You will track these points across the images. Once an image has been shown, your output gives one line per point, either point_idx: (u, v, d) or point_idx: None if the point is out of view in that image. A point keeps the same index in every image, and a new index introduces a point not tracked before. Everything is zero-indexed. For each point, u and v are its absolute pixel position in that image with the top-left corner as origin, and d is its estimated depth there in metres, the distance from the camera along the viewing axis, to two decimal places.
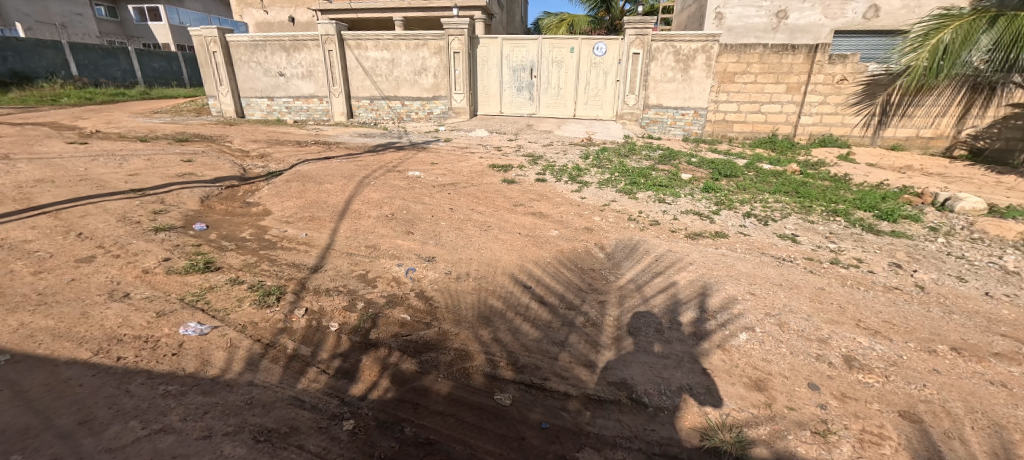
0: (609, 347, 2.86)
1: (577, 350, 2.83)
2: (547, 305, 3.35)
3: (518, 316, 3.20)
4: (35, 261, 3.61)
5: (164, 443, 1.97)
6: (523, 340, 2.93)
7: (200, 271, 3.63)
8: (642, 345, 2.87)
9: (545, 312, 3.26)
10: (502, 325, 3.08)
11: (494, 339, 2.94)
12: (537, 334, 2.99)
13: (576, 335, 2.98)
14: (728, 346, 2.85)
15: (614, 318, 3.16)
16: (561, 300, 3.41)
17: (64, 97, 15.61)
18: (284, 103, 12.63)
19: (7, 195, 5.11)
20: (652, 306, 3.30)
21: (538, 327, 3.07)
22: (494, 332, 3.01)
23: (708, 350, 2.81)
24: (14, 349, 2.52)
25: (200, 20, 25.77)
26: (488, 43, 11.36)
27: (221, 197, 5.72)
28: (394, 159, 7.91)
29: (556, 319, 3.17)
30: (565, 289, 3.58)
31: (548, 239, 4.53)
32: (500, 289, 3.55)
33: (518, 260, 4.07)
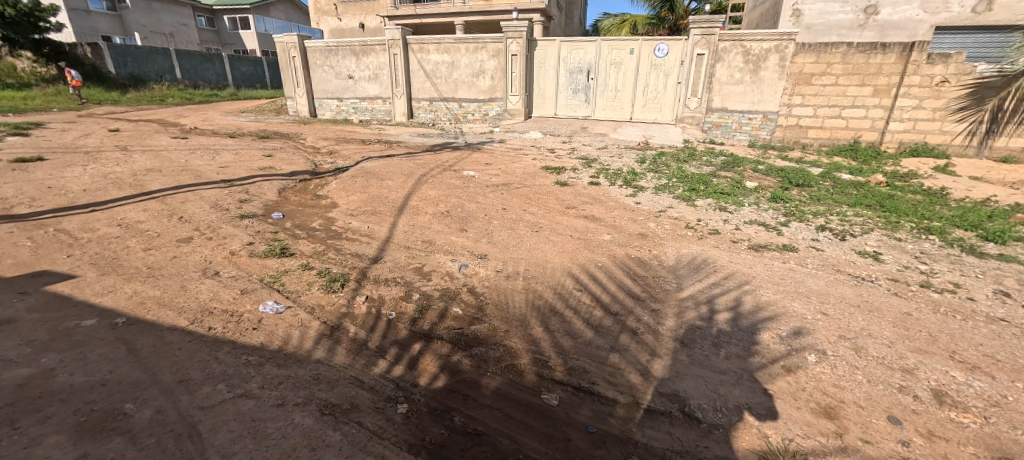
0: (662, 357, 2.78)
1: (627, 357, 2.78)
2: (597, 308, 3.33)
3: (568, 317, 3.21)
4: (144, 239, 4.12)
5: (246, 407, 2.19)
6: (573, 342, 2.93)
7: (277, 256, 3.97)
8: (697, 357, 2.77)
9: (596, 315, 3.25)
10: (552, 325, 3.11)
11: (544, 338, 2.96)
12: (586, 337, 2.98)
13: (627, 341, 2.93)
14: (793, 367, 2.69)
15: (668, 328, 3.08)
16: (611, 305, 3.38)
17: (170, 97, 17.62)
18: (352, 104, 13.41)
19: (124, 181, 5.86)
20: (709, 320, 3.17)
21: (588, 330, 3.06)
22: (544, 332, 3.04)
23: (770, 371, 2.65)
24: (128, 313, 2.91)
25: (281, 28, 28.21)
26: (546, 45, 11.41)
27: (294, 189, 6.20)
28: (450, 159, 8.16)
29: (607, 323, 3.14)
30: (616, 293, 3.54)
31: (601, 243, 4.48)
32: (551, 290, 3.56)
33: (570, 262, 4.06)
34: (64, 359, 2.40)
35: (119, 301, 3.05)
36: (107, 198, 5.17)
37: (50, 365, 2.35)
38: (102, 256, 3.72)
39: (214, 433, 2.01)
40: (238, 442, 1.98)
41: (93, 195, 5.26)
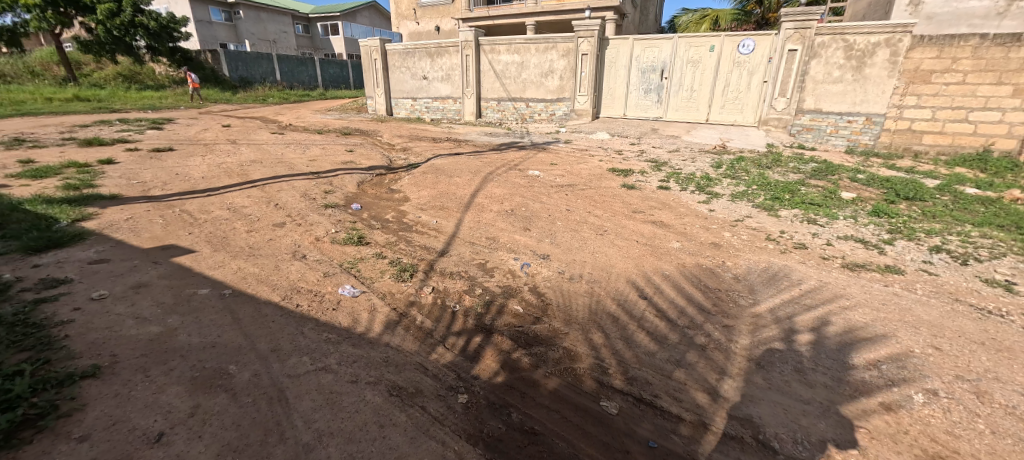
0: (734, 377, 2.62)
1: (694, 373, 2.65)
2: (663, 319, 3.20)
3: (631, 325, 3.13)
4: (247, 222, 4.62)
5: (325, 380, 2.38)
6: (636, 352, 2.84)
7: (354, 244, 4.27)
8: (775, 382, 2.57)
9: (660, 325, 3.13)
10: (614, 332, 3.03)
11: (605, 344, 2.91)
12: (650, 348, 2.88)
13: (695, 357, 2.79)
14: (892, 405, 2.40)
15: (742, 347, 2.89)
16: (678, 316, 3.23)
17: (271, 97, 19.55)
18: (425, 103, 14.00)
19: (233, 170, 6.62)
20: (789, 342, 2.92)
21: (652, 341, 2.95)
22: (604, 338, 2.98)
23: (864, 406, 2.39)
24: (233, 286, 3.29)
25: (365, 32, 30.23)
26: (618, 43, 11.15)
27: (371, 182, 6.61)
28: (516, 158, 8.26)
29: (672, 335, 3.02)
30: (684, 305, 3.38)
31: (669, 251, 4.30)
32: (615, 296, 3.49)
33: (635, 268, 3.95)
34: (184, 322, 2.77)
35: (225, 274, 3.45)
36: (220, 184, 5.88)
37: (173, 325, 2.73)
38: (214, 235, 4.24)
39: (298, 400, 2.22)
40: (318, 412, 2.16)
41: (208, 181, 5.99)
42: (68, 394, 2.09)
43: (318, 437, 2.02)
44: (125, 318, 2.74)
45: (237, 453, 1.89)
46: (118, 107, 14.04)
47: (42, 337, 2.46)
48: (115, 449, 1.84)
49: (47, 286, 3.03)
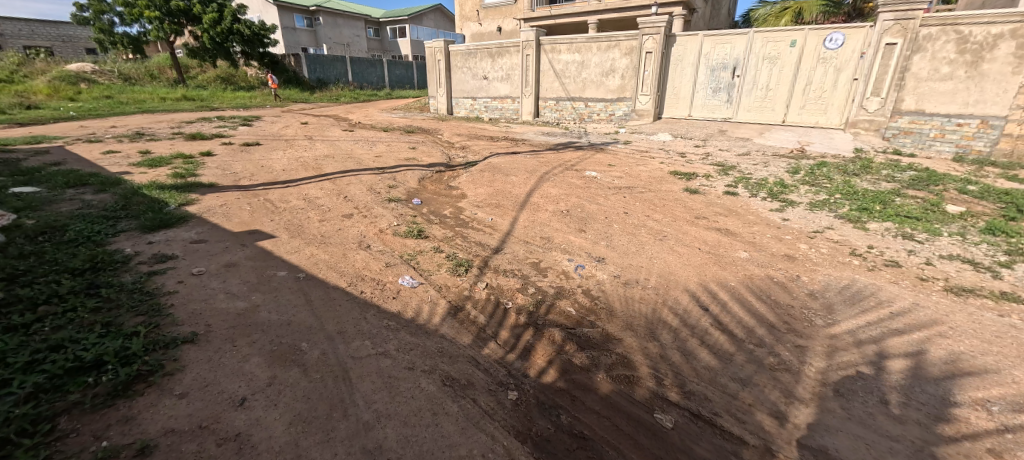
0: (805, 402, 2.43)
1: (759, 394, 2.49)
2: (726, 333, 3.03)
3: (691, 337, 2.99)
4: (320, 212, 4.97)
5: (384, 364, 2.52)
6: (695, 365, 2.72)
7: (414, 237, 4.45)
8: (855, 412, 2.35)
9: (722, 339, 2.97)
10: (672, 343, 2.92)
11: (662, 355, 2.81)
12: (711, 363, 2.74)
13: (761, 376, 2.62)
14: (1002, 453, 2.11)
15: (816, 370, 2.67)
16: (744, 331, 3.05)
17: (343, 97, 20.82)
18: (484, 103, 14.26)
19: (308, 164, 7.14)
20: (874, 369, 2.66)
21: (713, 355, 2.81)
22: (661, 348, 2.88)
23: (965, 451, 2.12)
24: (306, 270, 3.55)
25: (430, 34, 31.32)
26: (686, 40, 10.68)
27: (431, 178, 6.83)
28: (573, 158, 8.19)
29: (736, 351, 2.85)
30: (751, 319, 3.18)
31: (735, 261, 4.07)
32: (675, 305, 3.35)
33: (697, 277, 3.77)
34: (265, 300, 3.04)
35: (299, 259, 3.74)
36: (297, 176, 6.36)
37: (256, 302, 3.00)
38: (291, 223, 4.60)
39: (360, 381, 2.36)
40: (378, 393, 2.29)
41: (286, 173, 6.50)
42: (171, 355, 2.39)
43: (377, 417, 2.15)
44: (216, 293, 3.07)
45: (306, 424, 2.07)
46: (215, 106, 15.65)
47: (153, 303, 2.82)
48: (207, 408, 2.08)
49: (157, 259, 3.46)
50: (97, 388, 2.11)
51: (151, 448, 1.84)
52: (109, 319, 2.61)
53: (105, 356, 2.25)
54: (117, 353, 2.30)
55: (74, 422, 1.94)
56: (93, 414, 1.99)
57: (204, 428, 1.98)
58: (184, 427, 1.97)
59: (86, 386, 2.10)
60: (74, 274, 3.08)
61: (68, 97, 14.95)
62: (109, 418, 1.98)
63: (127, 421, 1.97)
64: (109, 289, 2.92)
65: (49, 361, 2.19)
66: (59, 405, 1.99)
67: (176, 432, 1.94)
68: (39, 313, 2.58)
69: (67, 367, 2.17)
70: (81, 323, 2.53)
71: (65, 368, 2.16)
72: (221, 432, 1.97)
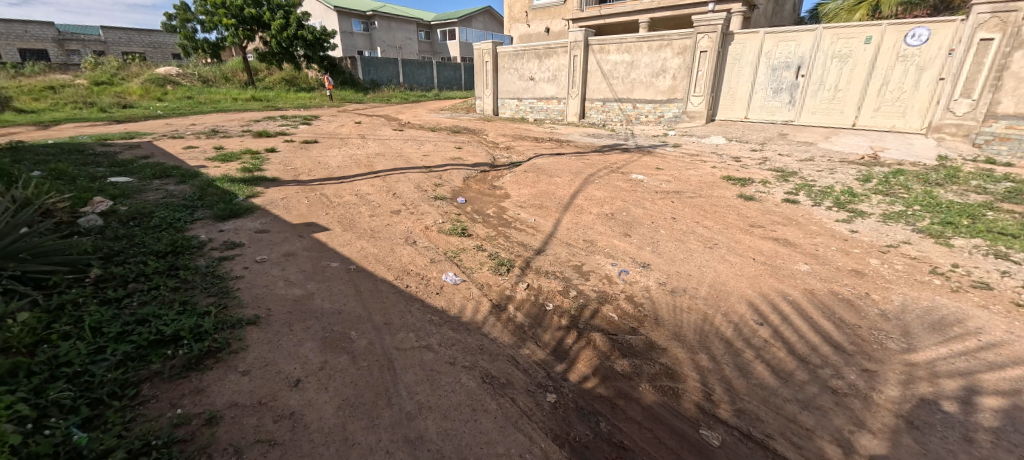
0: (874, 433, 2.24)
1: (820, 419, 2.32)
2: (782, 349, 2.86)
3: (743, 351, 2.84)
4: (370, 208, 5.16)
5: (427, 357, 2.57)
6: (748, 382, 2.58)
7: (458, 235, 4.52)
8: (933, 449, 2.14)
9: (778, 357, 2.79)
10: (723, 357, 2.78)
11: (711, 369, 2.69)
12: (766, 381, 2.59)
13: (824, 401, 2.44)
14: None
15: (887, 399, 2.45)
16: (803, 349, 2.86)
17: (394, 97, 21.56)
18: (529, 104, 14.27)
19: (360, 161, 7.45)
20: (957, 404, 2.41)
21: (770, 373, 2.65)
22: (710, 362, 2.75)
23: None
24: (356, 262, 3.70)
25: (479, 36, 31.75)
26: (746, 38, 10.19)
27: (476, 178, 6.91)
28: (619, 160, 8.02)
29: (793, 370, 2.67)
30: (810, 337, 2.98)
31: (794, 273, 3.82)
32: (726, 317, 3.19)
33: (750, 289, 3.57)
34: (318, 288, 3.20)
35: (350, 252, 3.90)
36: (350, 173, 6.64)
37: (310, 290, 3.17)
38: (344, 217, 4.80)
39: (404, 372, 2.44)
40: (420, 385, 2.35)
41: (340, 170, 6.81)
42: (237, 335, 2.57)
43: (419, 408, 2.20)
44: (277, 279, 3.26)
45: (353, 409, 2.16)
46: (280, 106, 16.67)
47: (223, 286, 3.05)
48: (267, 387, 2.23)
49: (227, 246, 3.73)
50: (175, 361, 2.31)
51: (218, 419, 2.01)
52: (186, 297, 2.85)
53: (182, 332, 2.46)
54: (192, 330, 2.51)
55: (155, 389, 2.13)
56: (171, 383, 2.18)
57: (263, 404, 2.12)
58: (246, 402, 2.12)
59: (166, 357, 2.31)
60: (158, 257, 3.38)
61: (156, 97, 16.46)
62: (183, 388, 2.16)
63: (199, 392, 2.14)
64: (187, 271, 3.19)
65: (137, 333, 2.43)
66: (143, 372, 2.21)
67: (239, 406, 2.10)
68: (130, 289, 2.87)
69: (150, 340, 2.39)
70: (163, 300, 2.78)
71: (149, 340, 2.39)
72: (278, 409, 2.11)
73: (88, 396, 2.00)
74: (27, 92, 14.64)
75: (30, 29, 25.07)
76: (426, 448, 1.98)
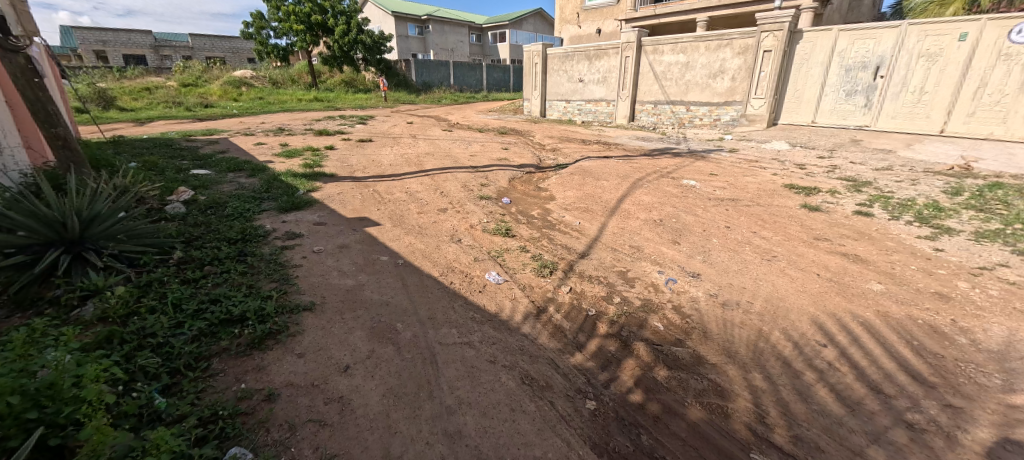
0: None
1: (892, 454, 2.11)
2: (848, 375, 2.63)
3: (802, 373, 2.64)
4: (418, 205, 5.30)
5: (469, 354, 2.59)
6: (809, 407, 2.39)
7: (501, 235, 4.54)
8: None
9: (845, 383, 2.57)
10: (781, 378, 2.60)
11: (766, 390, 2.52)
12: (829, 407, 2.39)
13: (897, 435, 2.21)
14: None
15: (976, 440, 2.19)
16: (872, 376, 2.61)
17: (444, 99, 22.03)
18: (578, 106, 14.12)
19: (410, 160, 7.67)
20: None
21: (835, 400, 2.44)
22: (765, 382, 2.58)
23: None
24: (403, 257, 3.80)
25: (529, 39, 31.86)
26: (817, 36, 9.53)
27: (521, 179, 6.91)
28: (669, 165, 7.75)
29: (861, 398, 2.45)
30: (880, 363, 2.73)
31: (865, 293, 3.51)
32: (785, 336, 2.98)
33: (814, 306, 3.32)
34: (368, 280, 3.31)
35: (398, 247, 4.01)
36: (400, 171, 6.85)
37: (360, 282, 3.29)
38: (393, 213, 4.96)
39: (447, 366, 2.47)
40: (461, 381, 2.37)
41: (391, 168, 7.04)
42: (294, 320, 2.71)
43: (459, 403, 2.22)
44: (331, 269, 3.41)
45: (398, 398, 2.21)
46: (339, 106, 17.51)
47: (284, 273, 3.23)
48: (319, 370, 2.33)
49: (288, 236, 3.95)
50: (241, 339, 2.48)
51: (275, 396, 2.12)
52: (252, 281, 3.05)
53: (248, 313, 2.63)
54: (256, 312, 2.67)
55: (223, 364, 2.29)
56: (237, 359, 2.34)
57: (315, 386, 2.22)
58: (300, 383, 2.23)
59: (233, 335, 2.48)
60: (230, 243, 3.65)
61: (233, 98, 17.81)
62: (247, 364, 2.31)
63: (259, 370, 2.28)
64: (253, 257, 3.41)
65: (210, 311, 2.63)
66: (214, 348, 2.38)
67: (294, 386, 2.21)
68: (206, 271, 3.12)
69: (221, 318, 2.58)
70: (233, 283, 2.99)
71: (220, 318, 2.57)
72: (328, 392, 2.20)
73: (169, 365, 2.18)
74: (128, 93, 16.26)
75: (133, 38, 27.96)
76: (465, 443, 2.00)
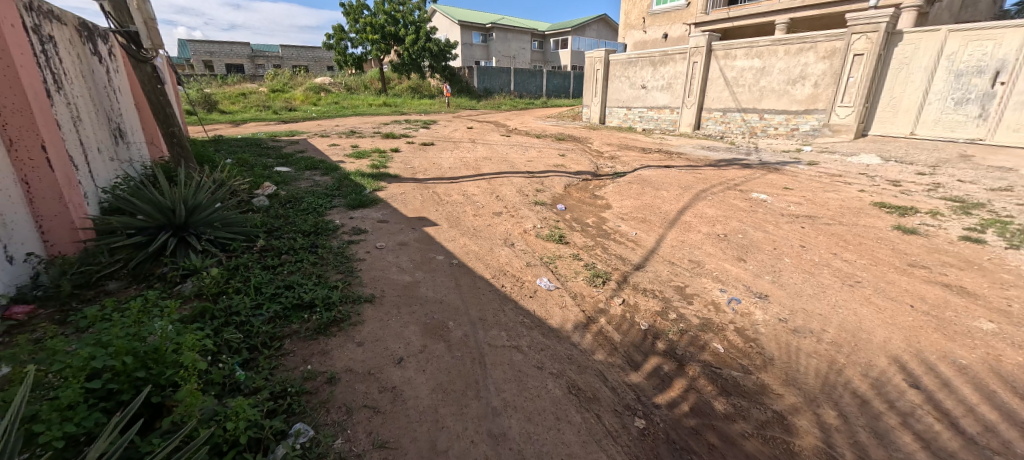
0: None
1: None
2: (941, 423, 2.37)
3: (882, 415, 2.42)
4: (474, 208, 5.45)
5: (517, 358, 2.64)
6: (890, 453, 2.19)
7: (555, 241, 4.56)
8: None
9: (936, 431, 2.32)
10: (857, 418, 2.40)
11: (839, 428, 2.33)
12: (915, 455, 2.17)
13: None
14: None
15: None
16: (968, 427, 2.34)
17: (504, 105, 22.38)
18: (639, 113, 13.83)
19: (469, 164, 7.90)
20: None
21: (922, 448, 2.22)
22: (837, 419, 2.39)
23: None
24: (459, 258, 3.93)
25: (592, 45, 31.62)
26: (920, 37, 8.65)
27: (577, 186, 6.89)
28: (736, 177, 7.37)
29: (956, 450, 2.20)
30: (980, 413, 2.43)
31: (970, 332, 3.13)
32: (865, 372, 2.74)
33: (903, 342, 3.02)
34: (424, 278, 3.47)
35: (453, 248, 4.16)
36: (460, 174, 7.08)
37: (417, 279, 3.44)
38: (451, 215, 5.14)
39: (493, 367, 2.53)
40: (507, 384, 2.42)
41: (451, 171, 7.30)
42: (356, 310, 2.90)
43: (504, 405, 2.27)
44: (390, 265, 3.61)
45: (445, 394, 2.31)
46: (406, 111, 18.40)
47: (349, 265, 3.47)
48: (376, 359, 2.48)
49: (354, 232, 4.23)
50: (309, 323, 2.69)
51: (336, 380, 2.29)
52: (321, 271, 3.31)
53: (316, 300, 2.86)
54: (323, 300, 2.90)
55: (293, 345, 2.51)
56: (306, 342, 2.55)
57: (371, 374, 2.37)
58: (358, 370, 2.39)
59: (303, 320, 2.71)
60: (304, 235, 3.98)
61: (312, 102, 19.28)
62: (313, 347, 2.51)
63: (323, 354, 2.47)
64: (323, 249, 3.69)
65: (285, 295, 2.89)
66: (286, 330, 2.61)
67: (353, 372, 2.37)
68: (283, 260, 3.42)
69: (293, 303, 2.83)
70: (305, 272, 3.26)
71: (292, 303, 2.82)
72: (383, 381, 2.33)
73: (249, 342, 2.43)
74: (227, 97, 18.11)
75: (234, 49, 31.12)
76: (508, 446, 2.04)
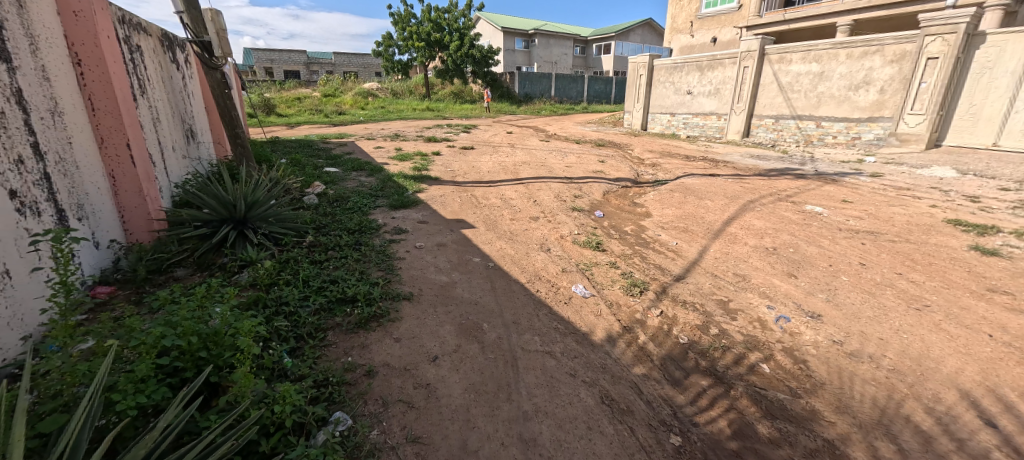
0: None
1: None
2: None
3: (946, 452, 2.25)
4: (511, 212, 5.51)
5: (549, 363, 2.65)
6: None
7: (591, 248, 4.53)
8: None
9: None
10: (918, 452, 2.24)
11: None
12: None
13: None
14: None
15: None
16: None
17: (544, 110, 22.46)
18: (683, 119, 13.49)
19: (508, 168, 7.98)
20: None
21: None
22: (894, 453, 2.25)
23: None
24: (496, 262, 3.98)
25: (635, 50, 31.09)
26: (1008, 39, 7.96)
27: (617, 193, 6.81)
28: (787, 188, 7.05)
29: None
30: None
31: None
32: (930, 405, 2.55)
33: (978, 375, 2.78)
34: (460, 279, 3.54)
35: (490, 250, 4.22)
36: (499, 179, 7.17)
37: (454, 280, 3.52)
38: (489, 218, 5.21)
39: (526, 372, 2.56)
40: (539, 389, 2.44)
41: (490, 175, 7.40)
42: (395, 307, 3.01)
43: (535, 410, 2.29)
44: (429, 265, 3.71)
45: (478, 395, 2.35)
46: (448, 116, 18.84)
47: (390, 263, 3.60)
48: (412, 356, 2.56)
49: (396, 231, 4.38)
50: (351, 317, 2.82)
51: (374, 373, 2.39)
52: (364, 268, 3.45)
53: (358, 295, 2.99)
54: (365, 295, 3.03)
55: (336, 337, 2.64)
56: (348, 335, 2.67)
57: (407, 370, 2.45)
58: (395, 365, 2.48)
59: (345, 313, 2.84)
60: (349, 232, 4.16)
61: (360, 107, 20.14)
62: (354, 340, 2.63)
63: (363, 348, 2.58)
64: (366, 247, 3.85)
65: (330, 289, 3.04)
66: (330, 322, 2.75)
67: (390, 367, 2.46)
68: (329, 255, 3.60)
69: (337, 296, 2.97)
70: (349, 268, 3.41)
71: (336, 297, 2.96)
72: (417, 378, 2.41)
73: (296, 331, 2.58)
74: (284, 101, 19.23)
75: (292, 56, 33.04)
76: (538, 452, 2.05)
